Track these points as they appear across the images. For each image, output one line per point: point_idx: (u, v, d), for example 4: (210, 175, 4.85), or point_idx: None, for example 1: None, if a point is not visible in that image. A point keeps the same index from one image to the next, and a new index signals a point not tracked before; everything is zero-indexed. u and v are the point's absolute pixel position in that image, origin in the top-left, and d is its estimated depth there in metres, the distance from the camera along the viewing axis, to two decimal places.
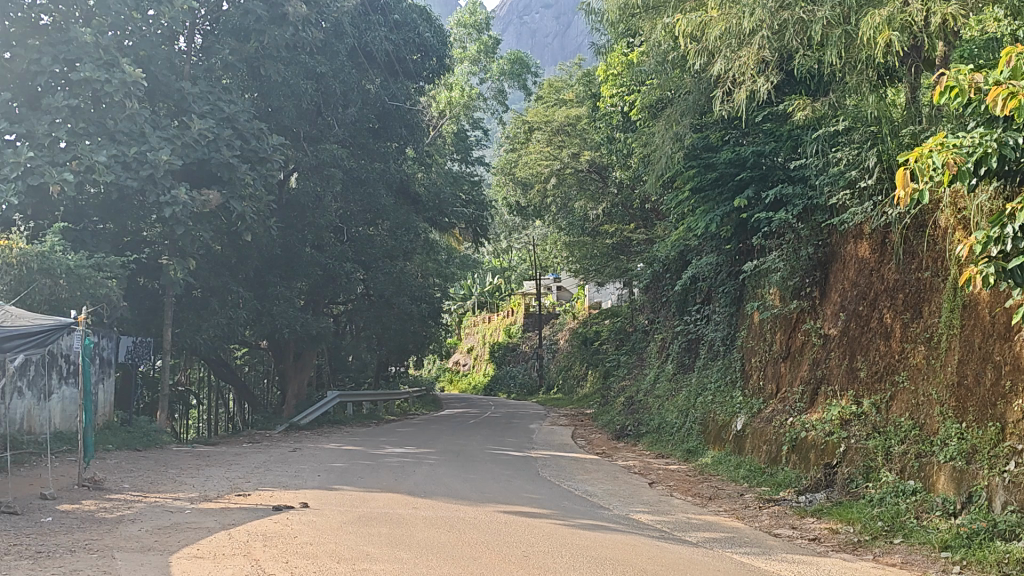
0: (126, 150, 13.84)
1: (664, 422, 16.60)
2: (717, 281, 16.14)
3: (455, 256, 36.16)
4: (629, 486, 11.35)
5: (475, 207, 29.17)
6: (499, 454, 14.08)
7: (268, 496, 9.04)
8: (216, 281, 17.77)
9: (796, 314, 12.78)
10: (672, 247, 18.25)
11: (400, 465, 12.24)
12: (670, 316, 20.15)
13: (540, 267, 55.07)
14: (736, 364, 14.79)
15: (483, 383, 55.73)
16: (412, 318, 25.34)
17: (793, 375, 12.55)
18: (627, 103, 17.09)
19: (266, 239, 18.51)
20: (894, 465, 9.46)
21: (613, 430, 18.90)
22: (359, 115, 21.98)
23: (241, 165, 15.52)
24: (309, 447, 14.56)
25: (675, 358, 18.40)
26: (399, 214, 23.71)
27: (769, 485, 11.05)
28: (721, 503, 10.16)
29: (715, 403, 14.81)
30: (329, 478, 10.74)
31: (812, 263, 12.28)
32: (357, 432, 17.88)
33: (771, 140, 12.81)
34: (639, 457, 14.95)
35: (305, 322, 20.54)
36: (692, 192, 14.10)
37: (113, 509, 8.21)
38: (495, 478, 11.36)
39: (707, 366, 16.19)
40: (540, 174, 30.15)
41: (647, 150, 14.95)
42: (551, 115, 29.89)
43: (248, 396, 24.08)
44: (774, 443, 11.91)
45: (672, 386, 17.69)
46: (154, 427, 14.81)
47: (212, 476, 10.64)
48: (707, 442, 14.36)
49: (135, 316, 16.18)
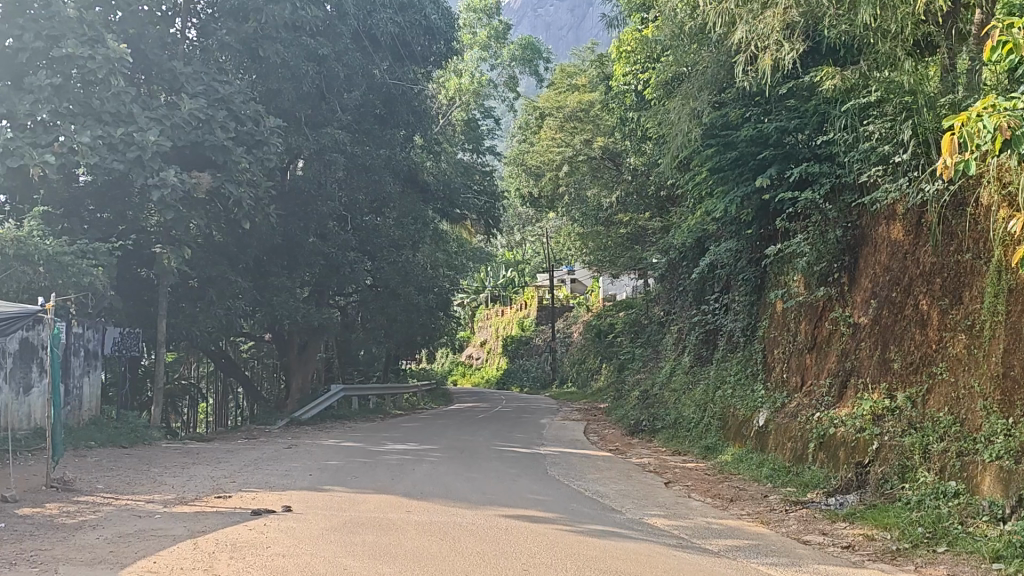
0: (111, 131, 13.13)
1: (680, 417, 15.84)
2: (737, 268, 15.36)
3: (466, 248, 35.44)
4: (644, 485, 10.59)
5: (486, 197, 28.47)
6: (506, 452, 13.31)
7: (249, 499, 8.30)
8: (213, 271, 17.05)
9: (822, 302, 11.98)
10: (690, 233, 17.46)
11: (399, 463, 11.49)
12: (686, 307, 19.40)
13: (553, 260, 54.40)
14: (757, 356, 14.01)
15: (496, 377, 55.12)
16: (420, 310, 24.64)
17: (819, 367, 11.77)
18: (641, 83, 16.29)
19: (265, 227, 17.79)
20: (933, 465, 8.64)
21: (626, 425, 18.14)
22: (363, 100, 21.25)
23: (236, 148, 14.79)
24: (307, 443, 13.85)
25: (692, 350, 17.65)
26: (407, 202, 23.00)
27: (795, 486, 10.27)
28: (744, 505, 9.38)
29: (734, 396, 14.03)
30: (321, 478, 10.02)
31: (840, 247, 11.47)
32: (360, 428, 17.16)
33: (796, 116, 11.99)
34: (655, 454, 14.19)
35: (308, 313, 19.82)
36: (710, 173, 13.32)
37: (77, 514, 7.48)
38: (498, 477, 10.61)
39: (726, 359, 15.42)
40: (553, 162, 29.71)
41: (662, 128, 14.16)
42: (562, 100, 29.86)
43: (251, 390, 23.41)
44: (800, 441, 11.14)
45: (689, 380, 16.90)
46: (144, 422, 14.11)
47: (195, 476, 9.91)
48: (727, 438, 13.59)
49: (127, 307, 15.49)
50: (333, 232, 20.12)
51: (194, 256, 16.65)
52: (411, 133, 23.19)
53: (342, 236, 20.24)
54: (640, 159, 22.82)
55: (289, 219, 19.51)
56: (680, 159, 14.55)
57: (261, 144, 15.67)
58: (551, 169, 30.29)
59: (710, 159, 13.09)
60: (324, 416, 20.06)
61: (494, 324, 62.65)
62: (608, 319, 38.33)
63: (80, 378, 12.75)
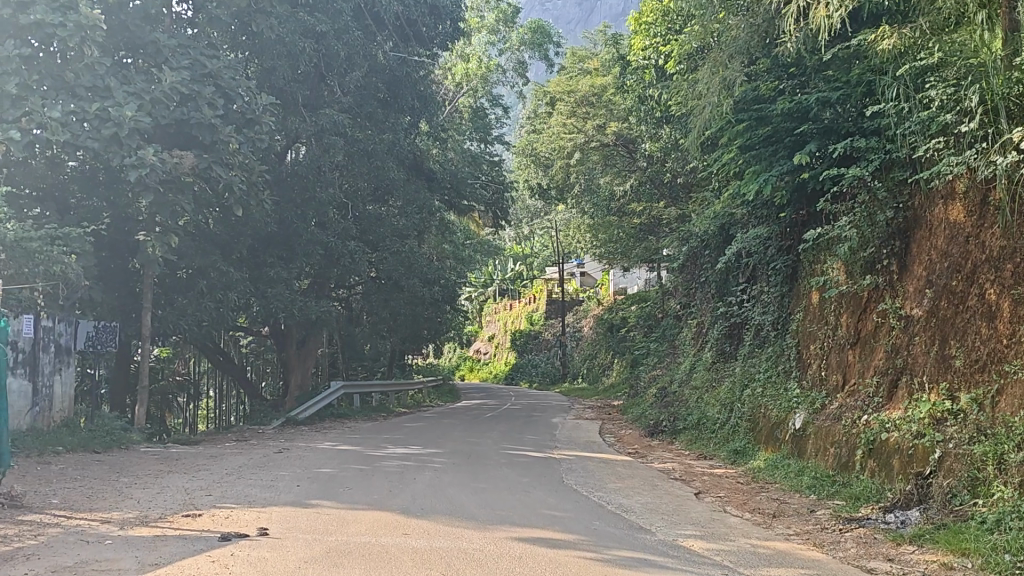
0: (86, 107, 11.98)
1: (704, 417, 14.70)
2: (765, 257, 14.21)
3: (473, 240, 34.32)
4: (672, 497, 9.46)
5: (495, 187, 27.24)
6: (516, 456, 12.16)
7: (221, 520, 7.17)
8: (202, 261, 15.91)
9: (867, 292, 10.82)
10: (713, 220, 16.27)
11: (399, 470, 10.34)
12: (708, 299, 18.23)
13: (562, 252, 53.10)
14: (790, 352, 12.86)
15: (505, 373, 53.98)
16: (426, 303, 23.48)
17: (865, 364, 10.63)
18: (663, 57, 15.10)
19: (259, 214, 16.67)
20: (1010, 478, 7.44)
21: (644, 425, 17.01)
22: (365, 81, 20.10)
23: (225, 127, 13.64)
24: (299, 447, 12.70)
25: (715, 345, 16.54)
26: (411, 190, 21.85)
27: (844, 499, 9.15)
28: (790, 522, 8.25)
29: (765, 395, 12.90)
30: (310, 490, 8.88)
31: (890, 231, 10.29)
32: (360, 429, 16.03)
33: (840, 85, 10.83)
34: (678, 458, 13.05)
35: (305, 306, 18.69)
36: (740, 151, 12.16)
37: (15, 538, 6.36)
38: (509, 487, 9.47)
39: (754, 354, 14.28)
40: (564, 149, 28.45)
41: (687, 103, 12.99)
42: (574, 85, 28.60)
43: (247, 387, 22.30)
44: (846, 447, 10.00)
45: (712, 378, 15.76)
46: (124, 424, 13.00)
47: (169, 489, 8.79)
48: (758, 441, 12.44)
49: (108, 299, 14.41)
50: (332, 220, 18.96)
51: (182, 245, 15.56)
52: (416, 119, 22.05)
53: (342, 224, 19.08)
54: (657, 145, 21.72)
55: (285, 205, 18.35)
56: (708, 137, 13.38)
57: (253, 122, 14.54)
58: (563, 156, 28.77)
59: (740, 135, 11.93)
60: (323, 414, 18.92)
61: (502, 318, 61.52)
62: (621, 313, 37.17)
63: (50, 376, 11.64)
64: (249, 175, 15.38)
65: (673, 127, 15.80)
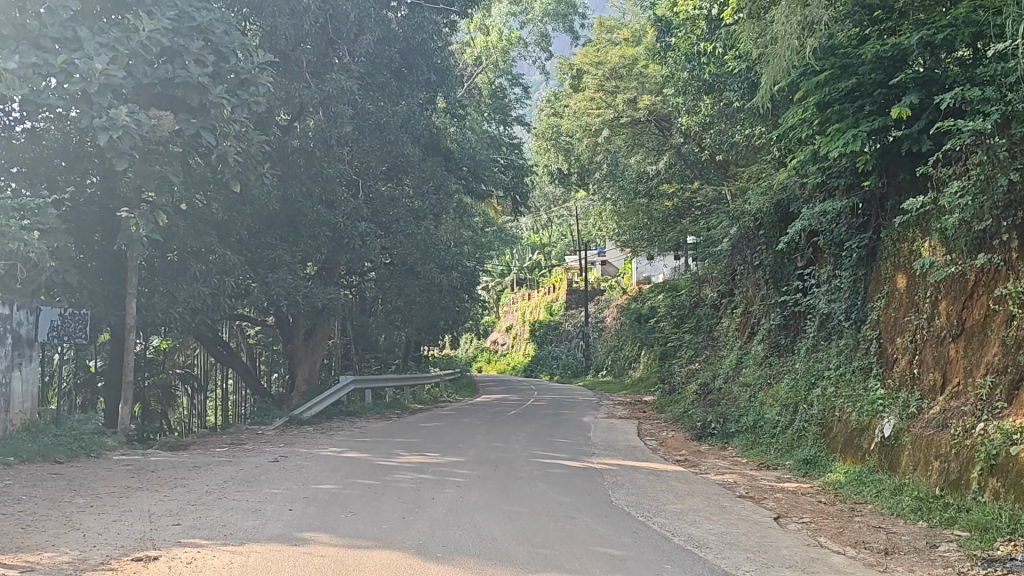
0: (50, 59, 10.18)
1: (761, 418, 13.02)
2: (835, 236, 12.49)
3: (493, 226, 32.58)
4: (750, 525, 7.72)
5: (515, 171, 25.42)
6: (551, 467, 10.43)
7: (181, 569, 5.45)
8: (195, 243, 14.20)
9: (975, 274, 9.03)
10: (769, 196, 14.56)
11: (414, 487, 8.63)
12: (757, 284, 16.52)
13: (584, 240, 51.42)
14: (871, 346, 11.14)
15: (525, 365, 52.40)
16: (445, 292, 21.81)
17: (975, 360, 8.85)
18: (717, 7, 13.38)
19: (258, 189, 14.97)
20: None
21: (687, 425, 15.31)
22: (377, 49, 18.38)
23: (215, 87, 11.93)
24: (301, 454, 11.00)
25: (769, 337, 14.91)
26: (427, 168, 20.14)
27: (966, 529, 7.35)
28: (912, 565, 6.47)
29: (840, 396, 11.19)
30: (305, 515, 7.18)
31: (1010, 200, 8.46)
32: (371, 430, 14.31)
33: (945, 25, 9.08)
34: (737, 469, 11.32)
35: (312, 293, 16.99)
36: (816, 109, 10.42)
37: None
38: (549, 511, 7.73)
39: (822, 348, 12.60)
40: (590, 126, 26.47)
41: (754, 55, 11.24)
42: (603, 56, 26.41)
43: (252, 380, 20.66)
44: (956, 462, 8.22)
45: (768, 373, 14.12)
46: (99, 427, 11.33)
47: (130, 517, 7.05)
48: (833, 450, 10.78)
49: (86, 284, 12.71)
50: (342, 198, 17.21)
51: (171, 223, 13.86)
52: (433, 94, 20.32)
53: (352, 203, 17.32)
54: (698, 119, 19.89)
55: (288, 182, 16.62)
56: (777, 95, 11.64)
57: (249, 83, 12.82)
58: (590, 134, 26.96)
59: (818, 89, 10.21)
60: (331, 412, 17.20)
61: (521, 308, 59.89)
62: (649, 303, 35.34)
63: (6, 373, 10.09)
64: (247, 146, 13.65)
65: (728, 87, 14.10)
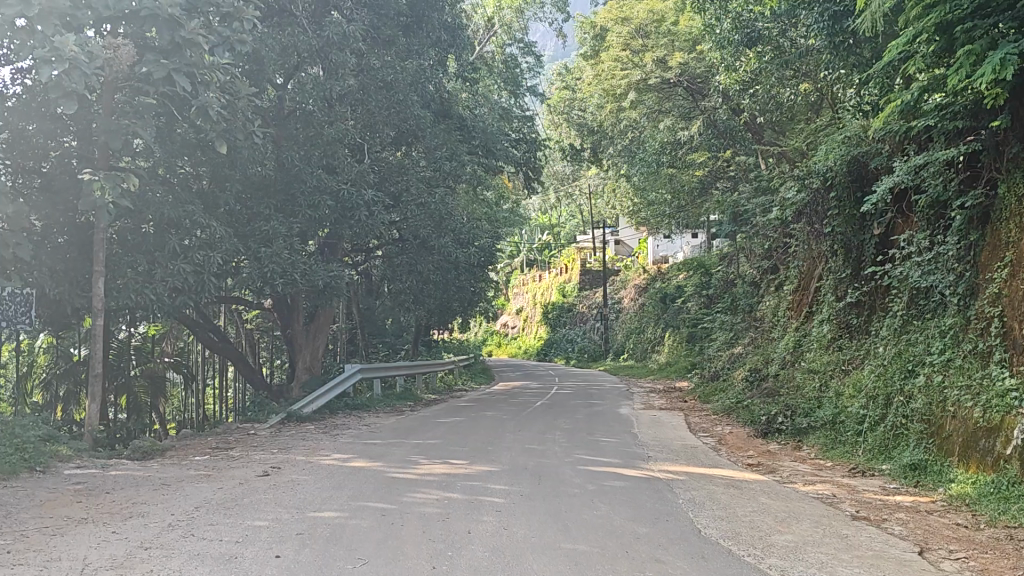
0: None
1: (842, 410, 11.01)
2: (937, 194, 10.46)
3: (504, 204, 30.18)
4: (896, 566, 5.74)
5: (527, 145, 23.20)
6: (605, 478, 8.45)
7: None
8: (175, 212, 12.22)
9: None
10: (846, 152, 12.54)
11: (441, 513, 6.64)
12: (822, 256, 14.51)
13: (597, 219, 49.35)
14: (990, 325, 9.10)
15: (538, 348, 50.43)
16: (460, 270, 19.80)
17: None
18: None
19: (247, 150, 12.97)
20: None
21: (743, 418, 13.29)
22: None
23: (191, 21, 9.88)
24: (297, 464, 8.99)
25: (839, 316, 12.90)
26: (438, 134, 18.13)
27: None
28: None
29: (953, 386, 9.15)
30: (299, 567, 5.17)
31: None
32: (381, 428, 12.32)
33: None
34: (826, 476, 9.30)
35: (312, 271, 14.98)
36: (935, 31, 8.37)
37: None
38: (625, 551, 5.73)
39: (918, 328, 10.57)
40: (614, 89, 24.43)
41: None
42: (629, 11, 24.23)
43: (247, 369, 18.66)
44: None
45: (844, 357, 12.12)
46: (54, 433, 9.33)
47: (53, 573, 5.04)
48: (948, 453, 8.77)
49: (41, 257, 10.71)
50: (345, 164, 15.22)
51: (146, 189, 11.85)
52: (444, 54, 18.33)
53: (356, 169, 15.31)
54: (739, 78, 17.87)
55: (284, 145, 14.61)
56: (879, 20, 9.60)
57: (231, 18, 10.85)
58: (613, 99, 24.93)
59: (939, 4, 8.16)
60: (336, 406, 15.21)
61: (531, 291, 57.86)
62: (675, 282, 33.28)
63: None
64: (232, 98, 11.68)
65: (803, 15, 12.09)
